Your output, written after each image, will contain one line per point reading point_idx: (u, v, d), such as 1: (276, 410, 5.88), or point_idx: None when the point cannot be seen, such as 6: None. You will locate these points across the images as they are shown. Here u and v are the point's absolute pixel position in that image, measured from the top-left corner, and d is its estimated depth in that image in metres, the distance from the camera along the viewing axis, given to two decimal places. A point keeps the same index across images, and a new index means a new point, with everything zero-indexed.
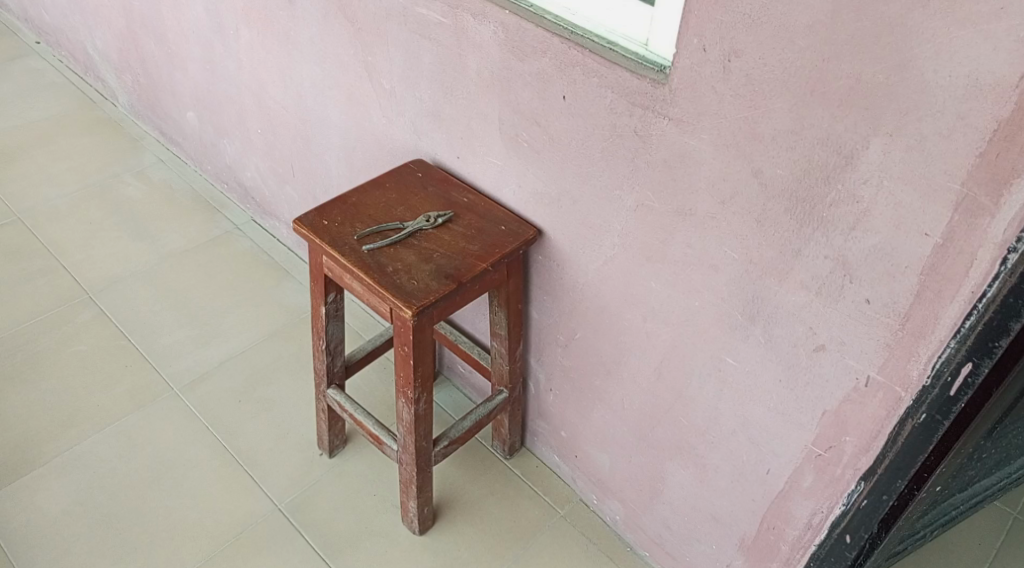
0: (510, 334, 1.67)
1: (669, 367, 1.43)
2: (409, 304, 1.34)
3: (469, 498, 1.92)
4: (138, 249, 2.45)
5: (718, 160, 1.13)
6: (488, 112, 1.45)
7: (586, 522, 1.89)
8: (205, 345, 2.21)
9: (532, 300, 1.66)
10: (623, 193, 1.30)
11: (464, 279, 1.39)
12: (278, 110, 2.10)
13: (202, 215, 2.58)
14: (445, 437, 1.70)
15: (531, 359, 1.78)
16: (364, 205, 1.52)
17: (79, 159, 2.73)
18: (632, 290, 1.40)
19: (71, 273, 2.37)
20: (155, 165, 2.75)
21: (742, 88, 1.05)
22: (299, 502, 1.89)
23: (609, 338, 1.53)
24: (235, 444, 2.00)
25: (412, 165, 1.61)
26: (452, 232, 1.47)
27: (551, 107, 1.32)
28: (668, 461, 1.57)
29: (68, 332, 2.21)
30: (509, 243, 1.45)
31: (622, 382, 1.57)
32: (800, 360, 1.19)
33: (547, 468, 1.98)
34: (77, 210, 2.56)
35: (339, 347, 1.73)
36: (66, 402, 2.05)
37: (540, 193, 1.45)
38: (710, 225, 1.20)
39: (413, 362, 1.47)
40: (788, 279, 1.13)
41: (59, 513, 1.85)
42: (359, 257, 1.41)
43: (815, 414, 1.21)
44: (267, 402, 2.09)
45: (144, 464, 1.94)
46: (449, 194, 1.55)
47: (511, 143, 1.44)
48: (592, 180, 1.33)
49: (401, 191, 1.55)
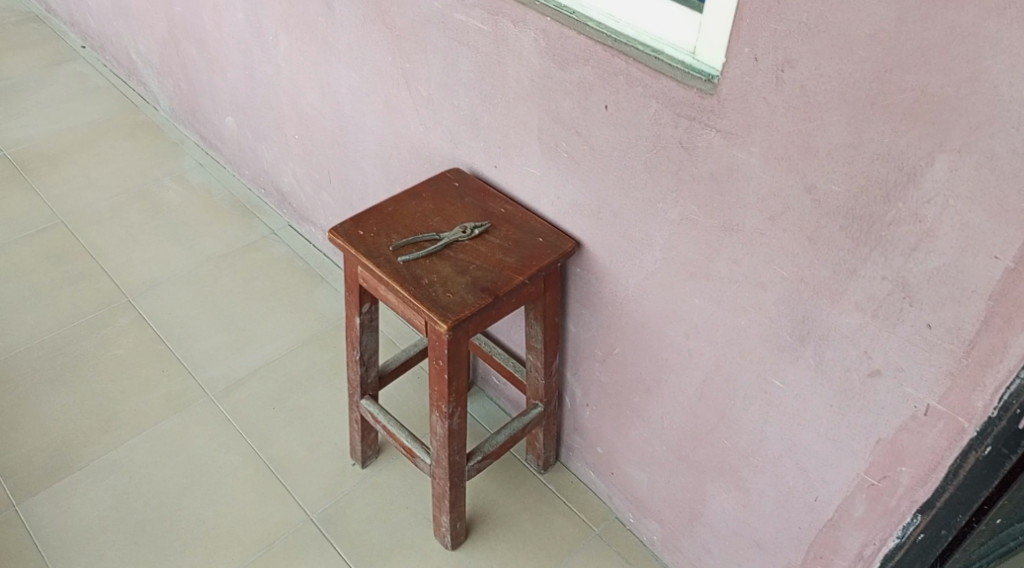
0: (547, 348, 1.62)
1: (712, 387, 1.38)
2: (444, 318, 1.30)
3: (503, 513, 1.88)
4: (177, 253, 2.45)
5: (768, 174, 1.08)
6: (527, 121, 1.41)
7: (622, 541, 1.83)
8: (241, 351, 2.20)
9: (570, 314, 1.61)
10: (666, 206, 1.25)
11: (500, 292, 1.35)
12: (315, 117, 2.09)
13: (240, 220, 2.57)
14: (479, 451, 1.66)
15: (567, 373, 1.74)
16: (401, 215, 1.48)
17: (121, 163, 2.75)
18: (674, 306, 1.35)
19: (112, 276, 2.37)
20: (195, 170, 2.76)
21: (796, 100, 1.00)
22: (331, 513, 1.86)
23: (649, 355, 1.48)
24: (268, 452, 1.98)
25: (448, 174, 1.58)
26: (488, 244, 1.43)
27: (592, 117, 1.28)
28: (709, 483, 1.52)
29: (107, 336, 2.21)
30: (547, 256, 1.41)
31: (662, 400, 1.52)
32: (853, 385, 1.13)
33: (582, 484, 1.93)
34: (119, 214, 2.57)
35: (373, 358, 1.70)
36: (104, 406, 2.05)
37: (580, 205, 1.40)
38: (758, 242, 1.14)
39: (447, 376, 1.43)
40: (841, 300, 1.08)
41: (93, 518, 1.84)
42: (394, 269, 1.38)
43: (869, 441, 1.16)
44: (301, 411, 2.07)
45: (178, 471, 1.93)
46: (486, 204, 1.51)
47: (551, 153, 1.40)
48: (634, 193, 1.29)
49: (437, 201, 1.51)
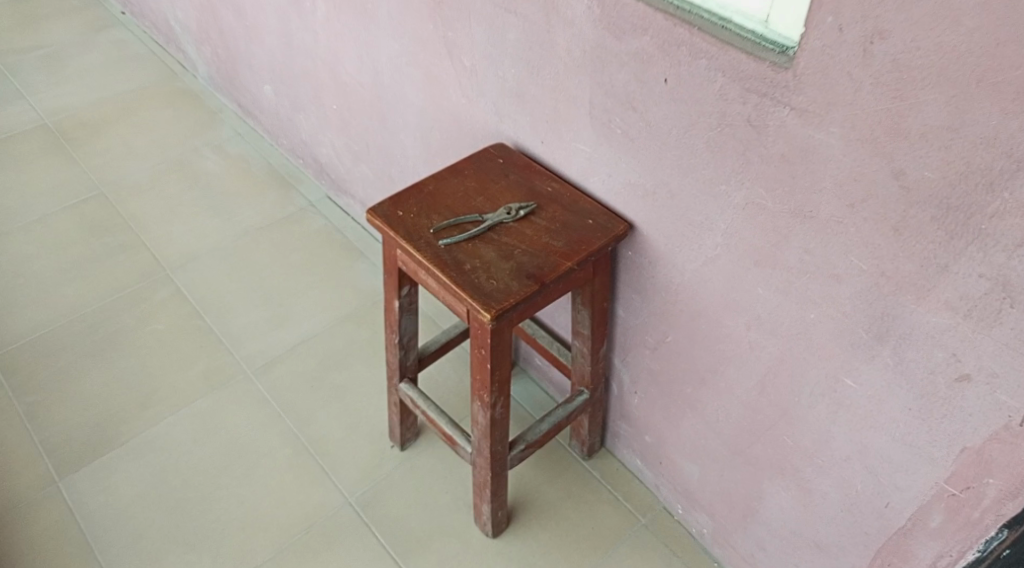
0: (594, 334, 1.54)
1: (774, 382, 1.29)
2: (488, 307, 1.22)
3: (545, 501, 1.81)
4: (215, 225, 2.40)
5: (849, 158, 0.97)
6: (578, 94, 1.31)
7: (670, 532, 1.76)
8: (279, 326, 2.14)
9: (620, 299, 1.52)
10: (729, 189, 1.15)
11: (547, 279, 1.26)
12: (353, 87, 2.00)
13: (279, 192, 2.51)
14: (522, 440, 1.58)
15: (615, 359, 1.65)
16: (442, 195, 1.40)
17: (159, 132, 2.69)
18: (734, 296, 1.26)
19: (150, 248, 2.33)
20: (233, 139, 2.69)
21: (887, 76, 0.89)
22: (370, 496, 1.81)
23: (705, 345, 1.39)
24: (307, 431, 1.92)
25: (492, 149, 1.48)
26: (534, 226, 1.34)
27: (650, 91, 1.18)
28: (766, 481, 1.43)
29: (146, 310, 2.17)
30: (597, 239, 1.31)
31: (718, 393, 1.43)
32: (937, 390, 1.03)
33: (628, 471, 1.86)
34: (157, 184, 2.52)
35: (413, 341, 1.63)
36: (143, 381, 2.01)
37: (634, 185, 1.30)
38: (834, 230, 1.04)
39: (490, 366, 1.35)
40: (928, 298, 0.98)
41: (134, 497, 1.80)
42: (435, 253, 1.30)
43: (951, 450, 1.06)
44: (339, 390, 2.01)
45: (216, 451, 1.88)
46: (533, 183, 1.41)
47: (603, 130, 1.30)
48: (694, 173, 1.19)
49: (481, 179, 1.42)
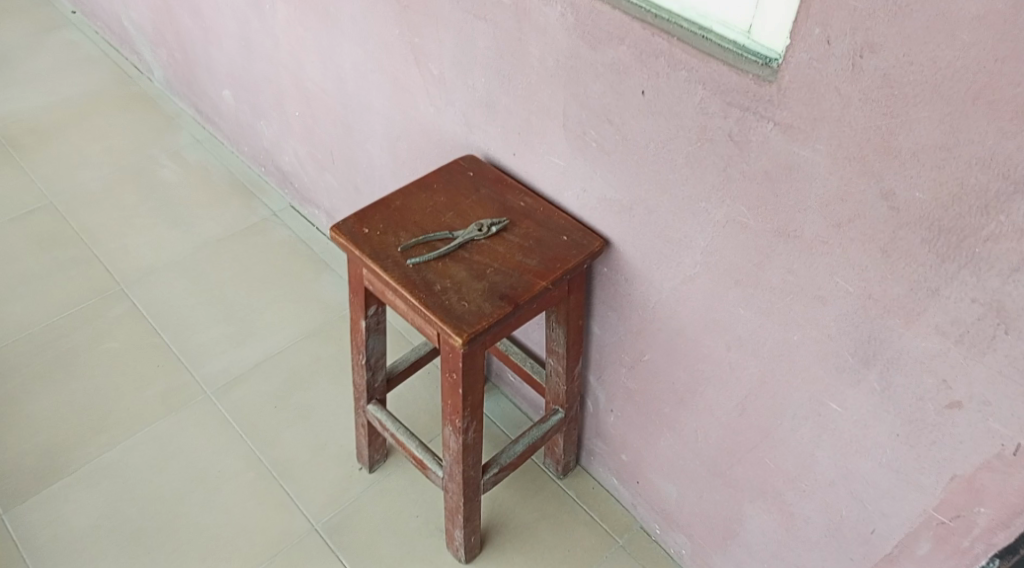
0: (569, 352, 1.49)
1: (755, 403, 1.25)
2: (459, 331, 1.16)
3: (519, 523, 1.75)
4: (174, 237, 2.31)
5: (835, 176, 0.93)
6: (551, 105, 1.26)
7: (647, 553, 1.71)
8: (241, 343, 2.06)
9: (595, 316, 1.47)
10: (709, 206, 1.10)
11: (521, 300, 1.21)
12: (317, 94, 1.93)
13: (240, 201, 2.43)
14: (495, 463, 1.53)
15: (590, 376, 1.60)
16: (410, 210, 1.34)
17: (115, 139, 2.60)
18: (714, 315, 1.21)
19: (105, 263, 2.24)
20: (192, 147, 2.61)
21: (876, 91, 0.85)
22: (337, 521, 1.74)
23: (684, 365, 1.34)
24: (271, 454, 1.85)
25: (462, 162, 1.43)
26: (507, 243, 1.28)
27: (626, 103, 1.13)
28: (747, 503, 1.39)
29: (100, 328, 2.08)
30: (572, 257, 1.26)
31: (696, 414, 1.38)
32: (927, 416, 1.00)
33: (604, 490, 1.81)
34: (113, 195, 2.42)
35: (381, 361, 1.56)
36: (97, 404, 1.92)
37: (609, 200, 1.26)
38: (819, 250, 1.00)
39: (462, 390, 1.29)
40: (917, 322, 0.94)
41: (87, 527, 1.72)
42: (402, 273, 1.24)
43: (941, 478, 1.03)
44: (304, 409, 1.94)
45: (174, 476, 1.81)
46: (505, 197, 1.36)
47: (577, 142, 1.25)
48: (672, 189, 1.14)
49: (451, 193, 1.36)
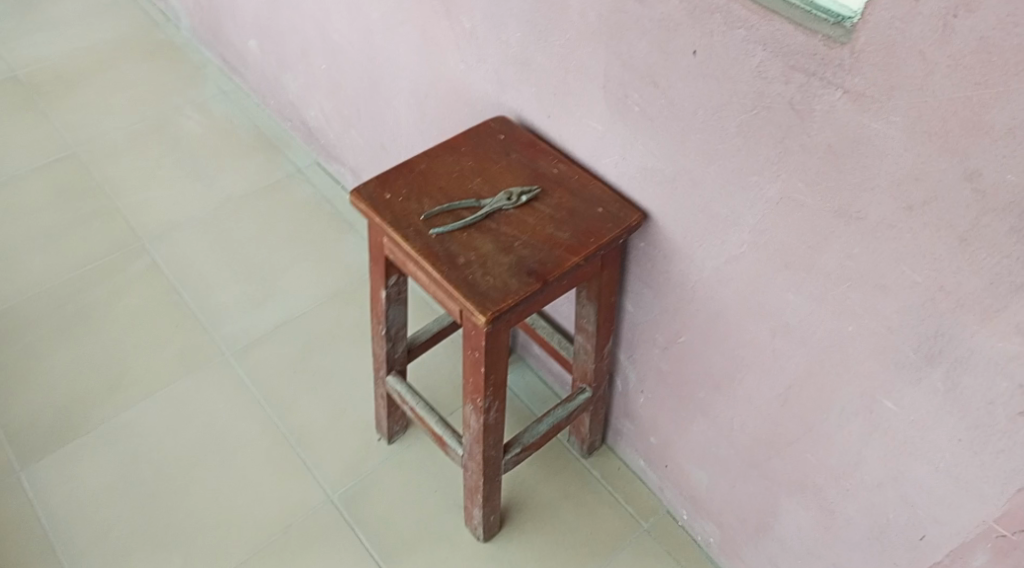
0: (599, 330, 1.40)
1: (799, 395, 1.16)
2: (483, 309, 1.08)
3: (541, 502, 1.69)
4: (195, 192, 2.24)
5: (910, 152, 0.83)
6: (590, 64, 1.16)
7: (673, 539, 1.64)
8: (260, 305, 1.99)
9: (629, 293, 1.38)
10: (762, 180, 1.01)
11: (550, 277, 1.12)
12: (342, 45, 1.84)
13: (262, 156, 2.35)
14: (517, 442, 1.45)
15: (621, 355, 1.52)
16: (435, 175, 1.24)
17: (137, 88, 2.53)
18: (760, 298, 1.12)
19: (125, 216, 2.17)
20: (216, 97, 2.52)
21: (969, 57, 0.75)
22: (353, 493, 1.68)
23: (722, 349, 1.25)
24: (287, 421, 1.79)
25: (492, 124, 1.33)
26: (537, 214, 1.19)
27: (674, 64, 1.03)
28: (784, 497, 1.31)
29: (117, 284, 2.02)
30: (607, 231, 1.17)
31: (734, 401, 1.29)
32: (995, 422, 0.90)
33: (629, 471, 1.73)
34: (133, 145, 2.36)
35: (401, 332, 1.48)
36: (112, 362, 1.87)
37: (650, 169, 1.16)
38: (886, 235, 0.90)
39: (484, 369, 1.21)
40: (994, 320, 0.85)
41: (100, 489, 1.67)
42: (425, 244, 1.14)
43: (1006, 489, 0.93)
44: (323, 375, 1.87)
45: (190, 440, 1.75)
46: (537, 162, 1.26)
47: (617, 107, 1.15)
48: (721, 160, 1.04)
49: (479, 158, 1.27)
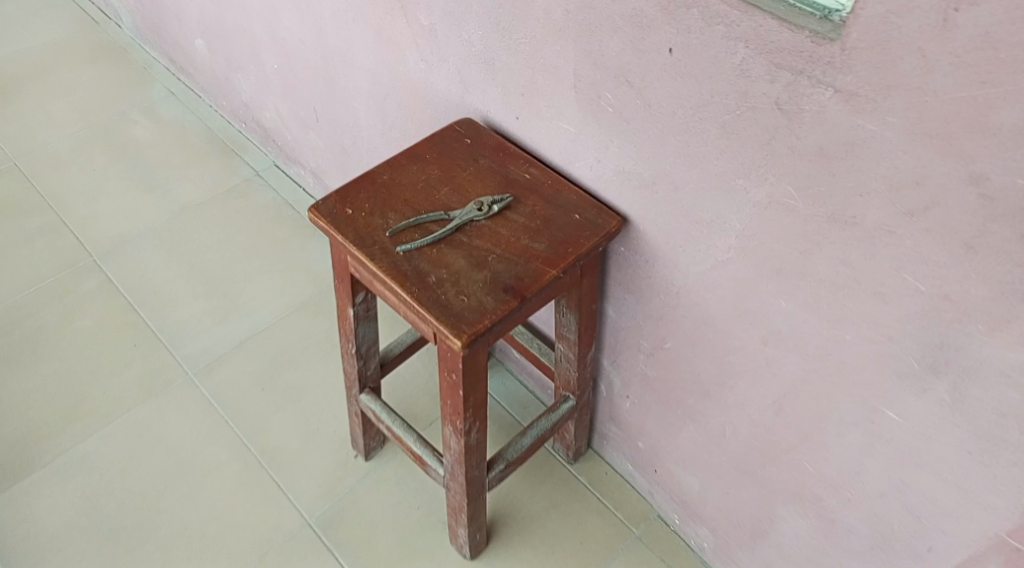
0: (581, 339, 1.34)
1: (794, 403, 1.10)
2: (458, 332, 1.01)
3: (528, 513, 1.63)
4: (149, 202, 2.14)
5: (910, 155, 0.77)
6: (558, 64, 1.08)
7: (665, 544, 1.59)
8: (223, 319, 1.90)
9: (610, 299, 1.32)
10: (748, 183, 0.94)
11: (528, 293, 1.05)
12: (295, 46, 1.75)
13: (219, 162, 2.25)
14: (501, 459, 1.39)
15: (604, 359, 1.46)
16: (399, 185, 1.16)
17: (82, 94, 2.41)
18: (749, 305, 1.06)
19: (76, 232, 2.07)
20: (167, 101, 2.41)
21: (973, 54, 0.69)
22: (332, 515, 1.61)
23: (711, 356, 1.19)
24: (258, 442, 1.71)
25: (457, 127, 1.25)
26: (510, 224, 1.12)
27: (649, 62, 0.96)
28: (780, 504, 1.26)
29: (71, 304, 1.92)
30: (585, 240, 1.10)
31: (724, 408, 1.24)
32: (1007, 434, 0.85)
33: (617, 476, 1.68)
34: (81, 156, 2.25)
35: (373, 350, 1.40)
36: (69, 389, 1.78)
37: (628, 173, 1.09)
38: (884, 241, 0.84)
39: (462, 391, 1.14)
40: (1005, 330, 0.79)
41: (63, 526, 1.59)
42: (392, 263, 1.07)
43: (1018, 501, 0.89)
44: (294, 392, 1.78)
45: (155, 468, 1.66)
46: (507, 167, 1.19)
47: (590, 107, 1.08)
48: (703, 164, 0.98)
49: (445, 164, 1.19)
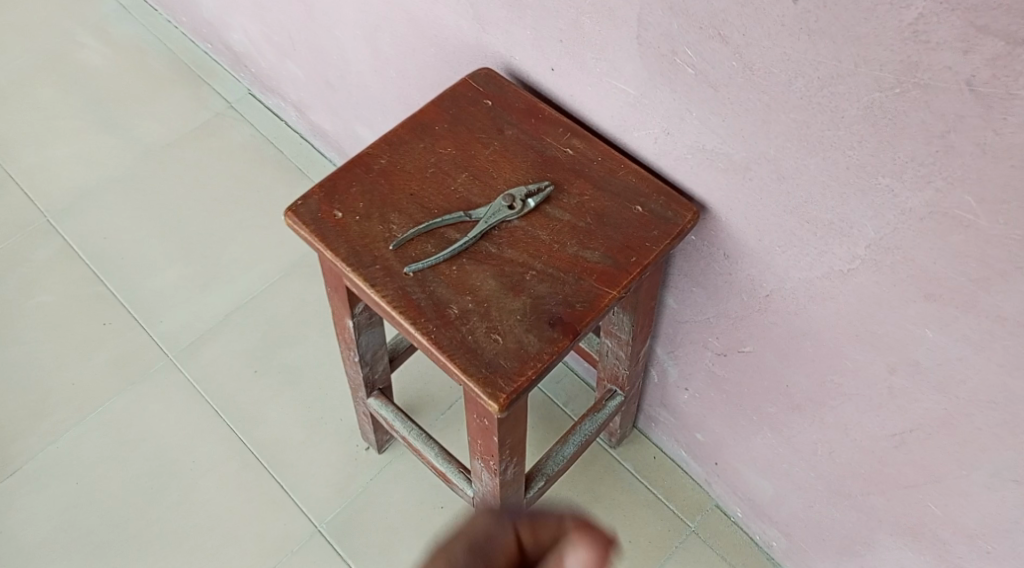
0: (635, 336, 1.08)
1: (923, 440, 0.86)
2: (492, 393, 0.75)
3: (568, 509, 1.41)
4: (106, 144, 1.80)
5: None
6: (615, 5, 0.78)
7: (727, 539, 1.38)
8: (205, 288, 1.58)
9: (672, 289, 1.06)
10: (897, 185, 0.67)
11: (582, 328, 0.78)
12: None
13: (183, 91, 1.89)
14: (540, 474, 1.15)
15: (658, 348, 1.20)
16: (401, 173, 0.87)
17: (18, 12, 2.05)
18: (875, 328, 0.81)
19: (24, 186, 1.74)
20: (117, 15, 2.05)
21: None
22: (345, 521, 1.34)
23: (808, 372, 0.95)
24: (255, 435, 1.42)
25: (473, 82, 0.95)
26: (552, 225, 0.84)
27: (759, 11, 0.67)
28: (884, 533, 1.05)
29: (25, 274, 1.61)
30: (652, 244, 0.82)
31: (820, 427, 1.00)
32: None
33: (667, 460, 1.46)
34: (22, 89, 1.90)
35: (380, 353, 1.14)
36: (28, 380, 1.48)
37: (711, 153, 0.81)
38: None
39: (499, 436, 0.89)
40: None
41: (34, 549, 1.32)
42: (399, 291, 0.79)
43: None
44: (293, 374, 1.48)
45: (138, 471, 1.39)
46: (542, 140, 0.89)
47: (659, 66, 0.79)
48: (828, 152, 0.70)
49: (459, 140, 0.90)
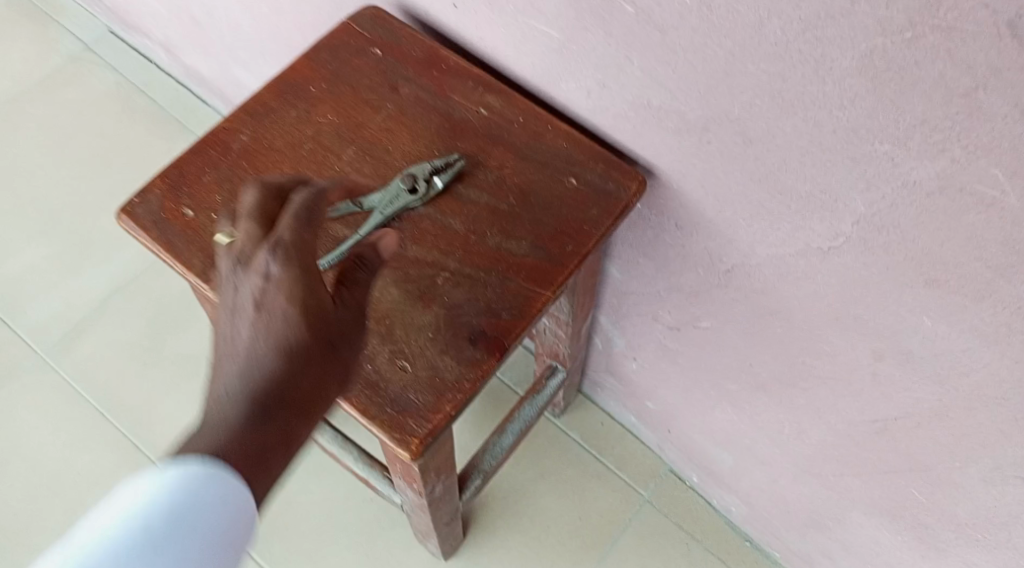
0: (577, 314, 0.94)
1: (911, 429, 0.75)
2: (402, 437, 0.61)
3: (510, 487, 1.26)
4: None
5: None
6: None
7: (683, 507, 1.25)
8: (77, 269, 1.37)
9: (614, 258, 0.91)
10: (901, 152, 0.53)
11: (509, 342, 0.64)
12: None
13: (26, 31, 1.60)
14: (476, 471, 1.01)
15: (600, 316, 1.06)
16: (269, 154, 0.70)
17: None
18: (861, 312, 0.67)
19: None
20: None
21: None
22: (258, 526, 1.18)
23: (775, 351, 0.81)
24: (148, 437, 1.24)
25: (357, 27, 0.76)
26: (466, 211, 0.68)
27: None
28: (857, 512, 0.94)
29: None
30: (590, 227, 0.67)
31: (789, 407, 0.87)
32: None
33: (616, 425, 1.31)
34: None
35: None
36: None
37: (659, 111, 0.65)
38: None
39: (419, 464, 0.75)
40: None
41: None
42: None
43: None
44: (188, 363, 1.30)
45: (14, 492, 1.20)
46: (446, 98, 0.72)
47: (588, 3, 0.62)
48: (811, 112, 0.55)
49: (341, 104, 0.73)
